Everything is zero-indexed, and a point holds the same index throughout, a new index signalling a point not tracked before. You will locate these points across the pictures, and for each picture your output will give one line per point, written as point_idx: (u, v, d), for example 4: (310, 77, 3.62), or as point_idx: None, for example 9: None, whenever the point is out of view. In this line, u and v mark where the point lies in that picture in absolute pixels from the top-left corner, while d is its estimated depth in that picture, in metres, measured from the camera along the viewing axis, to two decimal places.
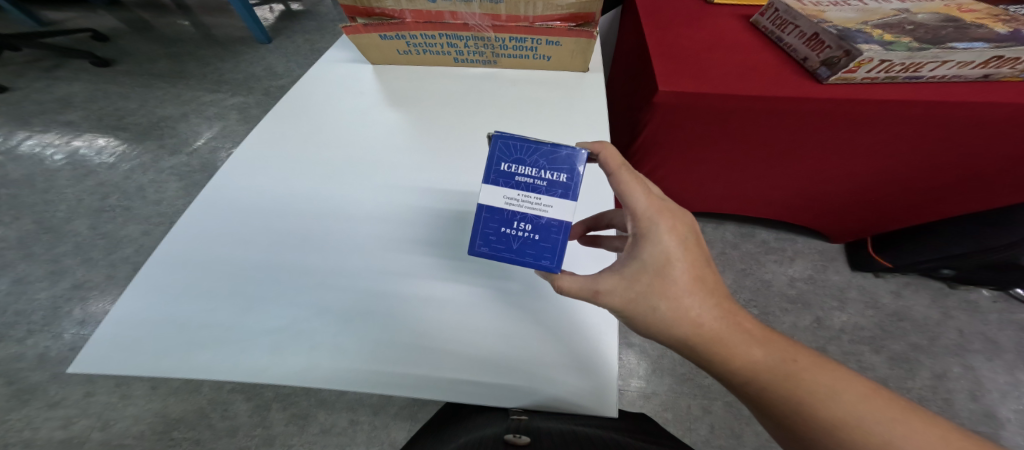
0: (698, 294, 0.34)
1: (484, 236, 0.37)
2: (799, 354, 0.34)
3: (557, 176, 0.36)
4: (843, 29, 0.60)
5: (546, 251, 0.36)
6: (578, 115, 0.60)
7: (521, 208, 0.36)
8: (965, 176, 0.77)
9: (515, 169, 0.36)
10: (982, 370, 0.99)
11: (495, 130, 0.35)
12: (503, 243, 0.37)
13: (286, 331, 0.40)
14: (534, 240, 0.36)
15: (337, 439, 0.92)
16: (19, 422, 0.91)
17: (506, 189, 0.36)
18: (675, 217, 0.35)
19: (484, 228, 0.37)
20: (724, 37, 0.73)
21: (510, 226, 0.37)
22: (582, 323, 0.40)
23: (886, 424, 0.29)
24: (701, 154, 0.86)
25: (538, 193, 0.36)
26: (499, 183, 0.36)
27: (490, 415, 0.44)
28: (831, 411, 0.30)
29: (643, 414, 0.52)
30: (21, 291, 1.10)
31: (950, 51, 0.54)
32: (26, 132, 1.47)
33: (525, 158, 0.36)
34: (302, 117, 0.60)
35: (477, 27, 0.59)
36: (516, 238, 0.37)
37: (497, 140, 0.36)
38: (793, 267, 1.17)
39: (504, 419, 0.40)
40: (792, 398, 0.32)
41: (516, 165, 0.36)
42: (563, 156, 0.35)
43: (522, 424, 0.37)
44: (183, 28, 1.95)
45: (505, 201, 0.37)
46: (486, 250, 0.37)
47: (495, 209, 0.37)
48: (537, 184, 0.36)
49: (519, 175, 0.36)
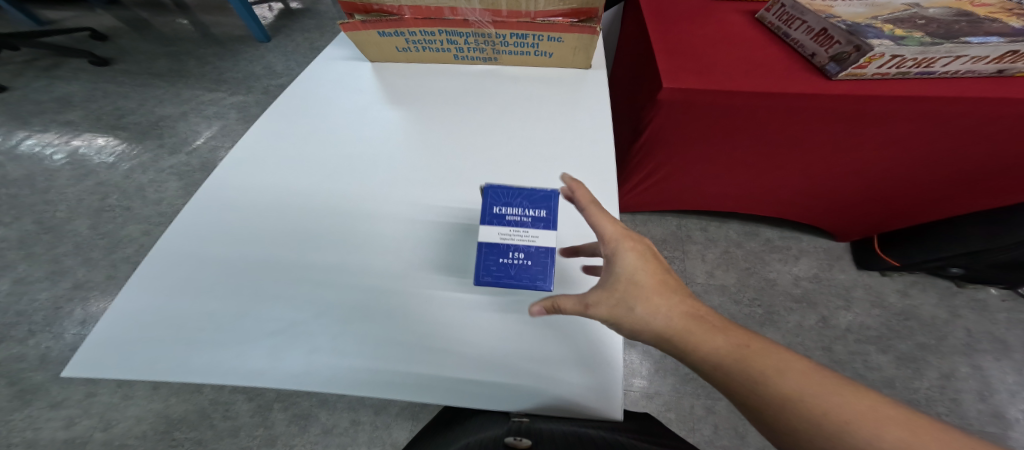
0: (663, 294, 0.34)
1: (486, 267, 0.39)
2: (752, 339, 0.32)
3: (540, 211, 0.39)
4: (852, 23, 0.58)
5: (539, 274, 0.39)
6: (581, 113, 0.59)
7: (515, 240, 0.39)
8: (977, 173, 0.75)
9: (505, 211, 0.40)
10: (990, 370, 0.97)
11: (484, 183, 0.40)
12: (502, 270, 0.39)
13: (284, 333, 0.39)
14: (529, 266, 0.39)
15: (339, 439, 0.92)
16: (20, 422, 0.92)
17: (500, 226, 0.40)
18: (635, 236, 0.37)
19: (485, 260, 0.39)
20: (729, 33, 0.71)
21: (509, 256, 0.39)
22: (586, 324, 0.39)
23: (829, 396, 0.27)
24: (706, 152, 0.84)
25: (525, 227, 0.39)
26: (493, 223, 0.40)
27: (491, 418, 0.43)
28: (778, 389, 0.29)
29: (646, 414, 0.50)
30: (22, 291, 1.10)
31: (965, 45, 0.53)
32: (26, 131, 1.47)
33: (513, 199, 0.40)
34: (301, 114, 0.60)
35: (477, 23, 0.57)
36: (512, 265, 0.39)
37: (489, 188, 0.41)
38: (798, 266, 1.16)
39: (504, 423, 0.39)
40: (749, 384, 0.30)
41: (505, 207, 0.40)
42: (544, 195, 0.40)
43: (524, 427, 0.36)
44: (182, 26, 1.94)
45: (500, 236, 0.40)
46: (491, 279, 0.39)
47: (489, 243, 0.39)
48: (523, 220, 0.39)
49: (508, 215, 0.40)
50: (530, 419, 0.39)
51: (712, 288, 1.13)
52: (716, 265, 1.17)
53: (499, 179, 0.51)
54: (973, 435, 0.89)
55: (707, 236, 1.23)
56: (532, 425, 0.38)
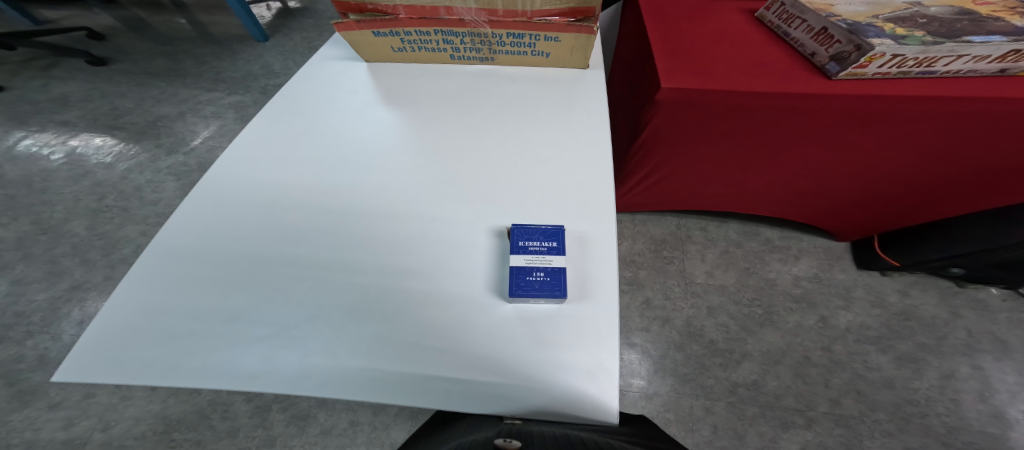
0: None
1: (518, 283, 0.39)
2: None
3: (555, 241, 0.42)
4: (853, 23, 0.58)
5: (560, 286, 0.39)
6: (578, 113, 0.59)
7: (543, 260, 0.41)
8: (981, 172, 0.74)
9: (528, 244, 0.42)
10: (990, 370, 0.97)
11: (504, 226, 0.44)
12: (524, 285, 0.39)
13: (278, 336, 0.38)
14: (562, 277, 0.39)
15: (338, 440, 0.92)
16: (20, 423, 0.92)
17: (526, 253, 0.41)
18: None
19: (518, 277, 0.39)
20: (728, 32, 0.71)
21: (541, 273, 0.39)
22: (583, 328, 0.37)
23: None
24: (707, 151, 0.84)
25: (550, 252, 0.41)
26: (519, 252, 0.41)
27: (484, 421, 0.43)
28: None
29: (643, 416, 0.50)
30: (20, 291, 1.10)
31: (967, 44, 0.52)
32: (24, 131, 1.47)
33: (532, 232, 0.43)
34: (296, 114, 0.59)
35: (473, 23, 0.57)
36: (535, 282, 0.39)
37: (509, 229, 0.44)
38: (798, 266, 1.15)
39: (496, 425, 0.39)
40: None
41: (527, 241, 0.42)
42: (557, 228, 0.43)
43: (515, 430, 0.36)
44: (180, 26, 1.94)
45: (528, 260, 0.41)
46: (527, 292, 0.38)
47: (512, 266, 0.40)
48: (546, 248, 0.42)
49: (531, 246, 0.42)
50: (522, 421, 0.39)
51: (712, 288, 1.13)
52: (716, 265, 1.17)
53: (496, 180, 0.50)
54: (972, 436, 0.89)
55: (707, 236, 1.23)
56: (524, 428, 0.38)
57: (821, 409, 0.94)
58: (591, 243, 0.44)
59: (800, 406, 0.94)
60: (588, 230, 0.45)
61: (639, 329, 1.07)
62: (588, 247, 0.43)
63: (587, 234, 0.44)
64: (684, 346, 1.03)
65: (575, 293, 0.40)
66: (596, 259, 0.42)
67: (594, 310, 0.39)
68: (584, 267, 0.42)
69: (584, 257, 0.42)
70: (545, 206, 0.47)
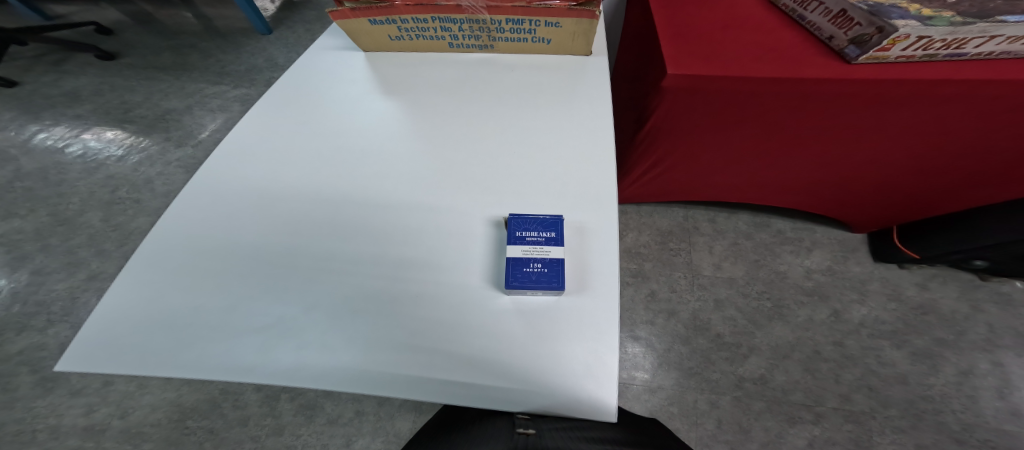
0: None
1: (514, 275, 0.38)
2: None
3: (553, 232, 0.41)
4: (874, 3, 0.54)
5: (557, 278, 0.38)
6: (580, 103, 0.57)
7: (532, 254, 0.39)
8: (1009, 158, 0.70)
9: (526, 235, 0.41)
10: (1012, 366, 0.93)
11: (509, 214, 0.43)
12: (521, 277, 0.38)
13: (273, 329, 0.38)
14: (548, 273, 0.38)
15: (345, 429, 0.94)
16: (44, 409, 0.96)
17: (520, 246, 0.40)
18: None
19: (510, 270, 0.38)
20: (739, 15, 0.67)
21: (529, 266, 0.39)
22: (582, 322, 0.37)
23: None
24: (714, 140, 0.81)
25: (542, 246, 0.40)
26: (512, 244, 0.41)
27: (491, 433, 0.41)
28: None
29: (654, 433, 0.48)
30: (40, 281, 1.14)
31: (1001, 25, 0.48)
32: (39, 125, 1.51)
33: (529, 222, 0.42)
34: (294, 103, 0.59)
35: (471, 8, 0.55)
36: (532, 274, 0.38)
37: (506, 219, 0.44)
38: (810, 259, 1.12)
39: (508, 437, 0.38)
40: None
41: (526, 232, 0.41)
42: (555, 218, 0.42)
43: (531, 443, 0.35)
44: (186, 19, 1.95)
45: (522, 251, 0.40)
46: (519, 287, 0.38)
47: (508, 257, 0.39)
48: (540, 242, 0.41)
49: (528, 238, 0.41)
50: (535, 433, 0.39)
51: (719, 280, 1.11)
52: (724, 258, 1.14)
53: (493, 170, 0.49)
54: (988, 433, 0.86)
55: (715, 228, 1.20)
56: (538, 441, 0.37)
57: (831, 404, 0.92)
58: (590, 234, 0.43)
59: (808, 401, 0.92)
60: (587, 220, 0.44)
61: (643, 322, 1.05)
62: (587, 239, 0.42)
63: (587, 224, 0.43)
64: (689, 339, 1.02)
65: (573, 285, 0.39)
66: (595, 249, 0.41)
67: (593, 304, 0.38)
68: (584, 259, 0.41)
69: (583, 247, 0.42)
70: (543, 196, 0.46)
